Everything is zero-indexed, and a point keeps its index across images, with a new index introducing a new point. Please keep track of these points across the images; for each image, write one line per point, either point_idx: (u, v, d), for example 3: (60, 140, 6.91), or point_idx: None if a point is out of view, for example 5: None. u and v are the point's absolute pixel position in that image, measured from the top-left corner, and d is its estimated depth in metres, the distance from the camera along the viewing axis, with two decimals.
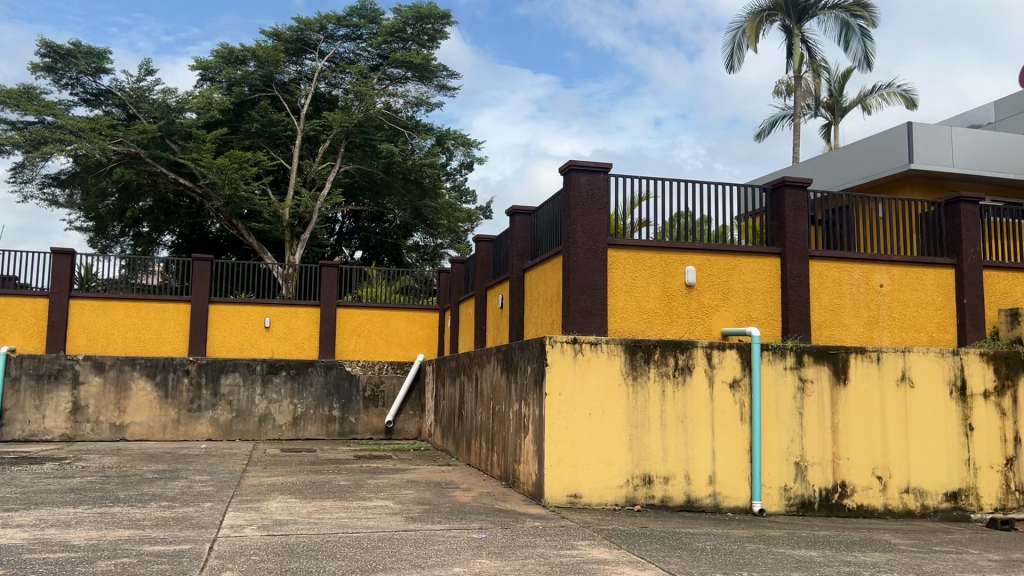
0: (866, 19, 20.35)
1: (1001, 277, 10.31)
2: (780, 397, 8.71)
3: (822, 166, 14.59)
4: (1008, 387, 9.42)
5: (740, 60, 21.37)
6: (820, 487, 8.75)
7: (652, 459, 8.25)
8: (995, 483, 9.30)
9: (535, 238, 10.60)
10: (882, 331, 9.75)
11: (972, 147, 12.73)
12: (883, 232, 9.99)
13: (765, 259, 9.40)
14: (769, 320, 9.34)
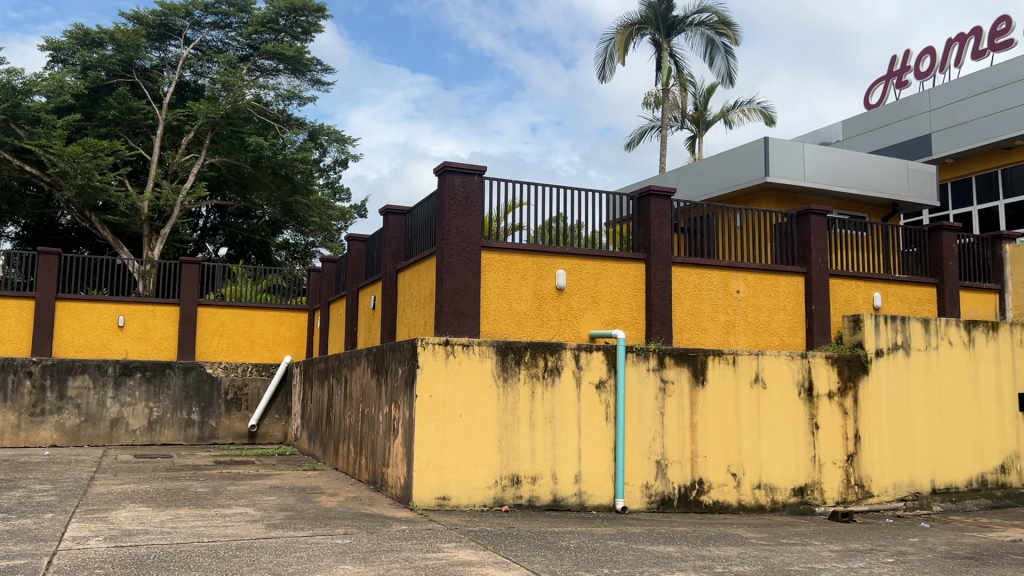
0: (729, 37, 21.38)
1: (845, 285, 11.04)
2: (644, 398, 8.99)
3: (687, 176, 15.17)
4: (850, 388, 10.11)
5: (612, 70, 21.95)
6: (680, 484, 9.09)
7: (520, 460, 8.33)
8: (837, 478, 9.95)
9: (408, 239, 10.52)
10: (738, 335, 10.25)
11: (823, 163, 13.57)
12: (741, 241, 10.50)
13: (632, 264, 9.69)
14: (635, 323, 9.62)
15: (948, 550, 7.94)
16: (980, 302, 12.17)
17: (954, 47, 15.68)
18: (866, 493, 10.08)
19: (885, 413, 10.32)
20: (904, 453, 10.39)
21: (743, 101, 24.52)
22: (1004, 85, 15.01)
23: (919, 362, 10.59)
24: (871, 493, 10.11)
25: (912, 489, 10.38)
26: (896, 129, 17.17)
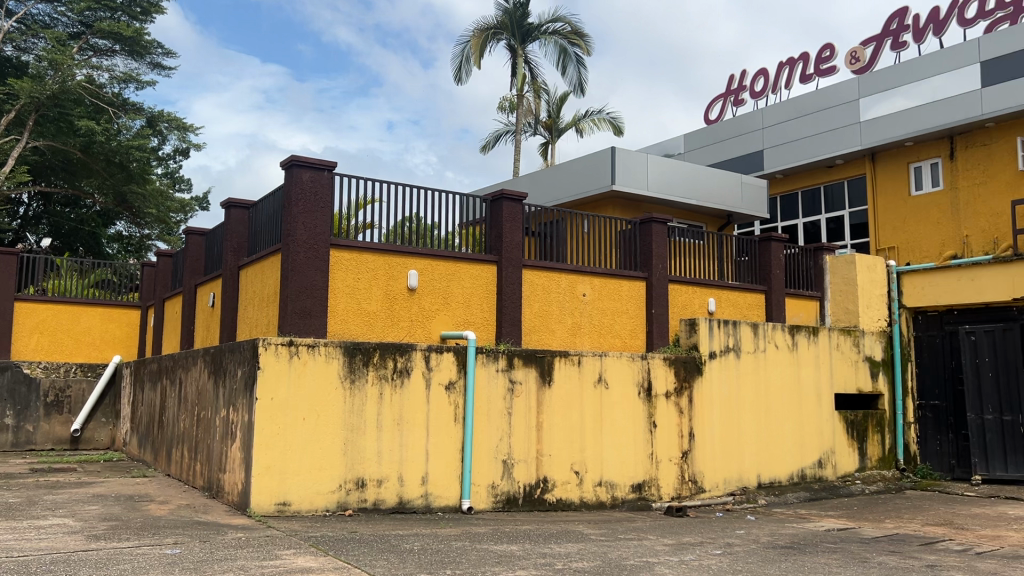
0: (581, 48, 21.98)
1: (683, 291, 11.59)
2: (491, 399, 9.06)
3: (538, 181, 15.45)
4: (686, 388, 10.61)
5: (467, 73, 22.03)
6: (524, 483, 9.22)
7: (365, 463, 8.18)
8: (673, 474, 10.42)
9: (252, 234, 10.12)
10: (583, 337, 10.54)
11: (665, 174, 14.18)
12: (588, 246, 10.79)
13: (483, 266, 9.74)
14: (485, 325, 9.68)
15: (770, 540, 8.49)
16: (803, 308, 13.05)
17: (785, 69, 16.72)
18: (698, 488, 10.60)
19: (716, 412, 10.90)
20: (733, 450, 11.01)
21: (594, 111, 25.26)
22: (828, 108, 15.78)
23: (749, 363, 11.28)
24: (703, 488, 10.65)
25: (740, 483, 11.02)
26: (731, 145, 17.73)
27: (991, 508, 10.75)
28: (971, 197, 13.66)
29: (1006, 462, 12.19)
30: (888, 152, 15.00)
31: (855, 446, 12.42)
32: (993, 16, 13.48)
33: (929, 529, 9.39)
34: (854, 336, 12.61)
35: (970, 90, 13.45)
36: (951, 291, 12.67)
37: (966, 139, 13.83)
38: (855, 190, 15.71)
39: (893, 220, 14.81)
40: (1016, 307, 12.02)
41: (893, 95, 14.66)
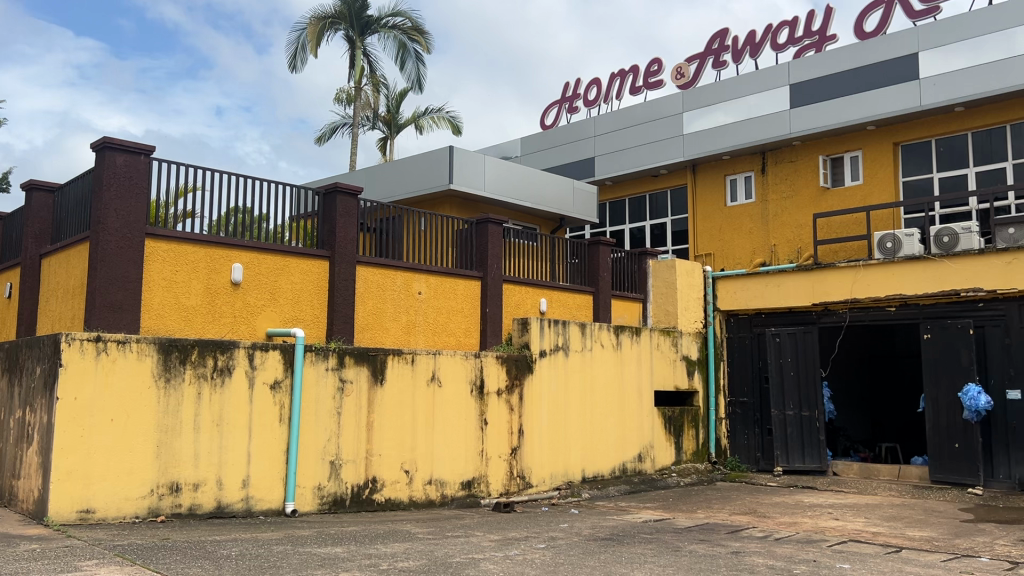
0: (421, 44, 21.91)
1: (516, 291, 11.79)
2: (319, 399, 8.82)
3: (374, 176, 15.25)
4: (517, 386, 10.80)
5: (302, 61, 21.39)
6: (352, 483, 9.04)
7: (181, 466, 7.75)
8: (501, 471, 10.57)
9: (57, 220, 9.33)
10: (417, 335, 10.49)
11: (502, 175, 14.38)
12: (423, 244, 10.74)
13: (314, 261, 9.46)
14: (315, 322, 9.41)
15: (591, 533, 8.80)
16: (627, 309, 13.63)
17: (616, 81, 17.36)
18: (526, 483, 10.82)
19: (545, 410, 11.16)
20: (560, 446, 11.33)
21: (433, 109, 25.23)
22: (655, 120, 16.44)
23: (576, 362, 11.64)
24: (530, 484, 10.87)
25: (565, 478, 11.35)
26: (564, 151, 18.10)
27: (789, 496, 11.67)
28: (779, 210, 14.79)
29: (803, 454, 13.09)
30: (708, 164, 15.91)
31: (672, 440, 13.13)
32: (801, 43, 14.62)
33: (735, 517, 10.06)
34: (673, 336, 13.36)
35: (781, 109, 14.48)
36: (759, 295, 13.62)
37: (776, 156, 14.94)
38: (677, 199, 16.58)
39: (711, 229, 15.75)
40: (815, 312, 13.09)
41: (714, 110, 15.48)
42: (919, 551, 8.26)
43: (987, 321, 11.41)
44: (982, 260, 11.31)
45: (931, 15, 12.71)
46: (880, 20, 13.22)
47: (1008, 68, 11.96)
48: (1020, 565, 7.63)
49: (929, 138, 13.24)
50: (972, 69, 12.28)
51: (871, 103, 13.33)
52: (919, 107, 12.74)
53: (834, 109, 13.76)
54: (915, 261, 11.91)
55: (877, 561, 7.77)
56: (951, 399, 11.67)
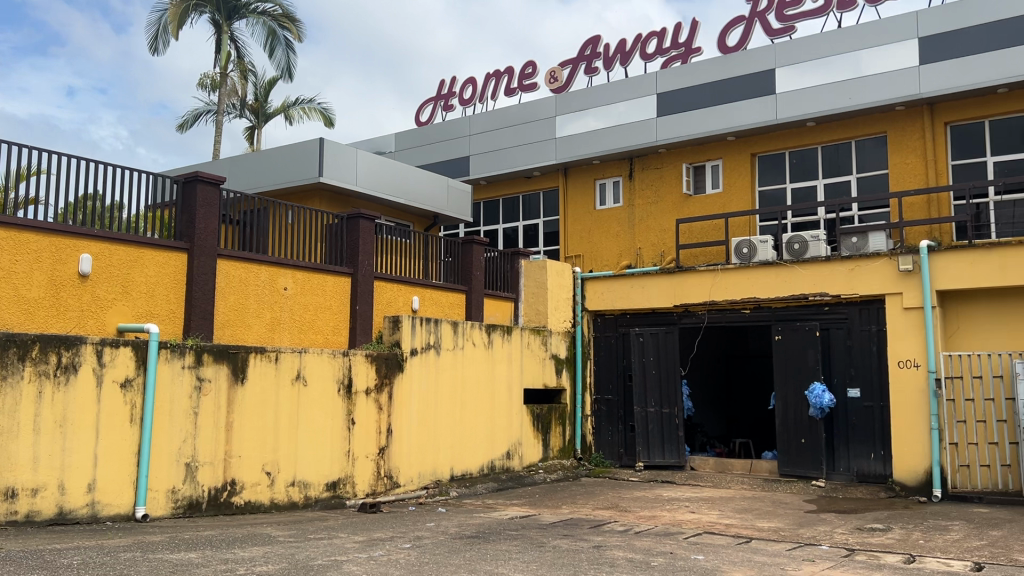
0: (292, 32, 21.29)
1: (388, 288, 11.63)
2: (174, 398, 8.40)
3: (240, 167, 14.70)
4: (386, 385, 10.66)
5: (164, 43, 20.34)
6: (209, 486, 8.66)
7: (18, 470, 7.18)
8: (368, 471, 10.40)
9: None
10: (283, 332, 10.18)
11: (373, 170, 14.16)
12: (291, 238, 10.43)
13: (171, 253, 8.99)
14: (171, 317, 8.95)
15: (457, 531, 8.80)
16: (499, 309, 13.72)
17: (492, 81, 17.46)
18: (393, 483, 10.69)
19: (414, 409, 11.07)
20: (429, 446, 11.26)
21: (304, 100, 24.58)
22: (529, 122, 16.59)
23: (447, 361, 11.61)
24: (398, 483, 10.76)
25: (434, 477, 11.29)
26: (438, 149, 18.00)
27: (649, 491, 12.07)
28: (645, 215, 15.27)
29: (663, 450, 13.53)
30: (579, 168, 16.23)
31: (539, 437, 13.33)
32: (668, 54, 15.15)
33: (598, 512, 10.32)
34: (543, 336, 13.56)
35: (649, 116, 14.95)
36: (625, 296, 14.00)
37: (643, 162, 15.43)
38: (549, 201, 16.84)
39: (581, 232, 16.09)
40: (676, 313, 13.58)
41: (585, 115, 15.77)
42: (767, 540, 8.73)
43: (831, 324, 12.20)
44: (828, 267, 12.08)
45: (787, 34, 13.45)
46: (741, 36, 13.88)
47: (853, 88, 12.81)
48: (856, 551, 8.21)
49: (783, 150, 14.02)
50: (822, 87, 13.10)
51: (731, 114, 13.98)
52: (774, 120, 13.47)
53: (698, 119, 14.33)
54: (769, 266, 12.59)
55: (728, 551, 8.16)
56: (798, 397, 12.40)
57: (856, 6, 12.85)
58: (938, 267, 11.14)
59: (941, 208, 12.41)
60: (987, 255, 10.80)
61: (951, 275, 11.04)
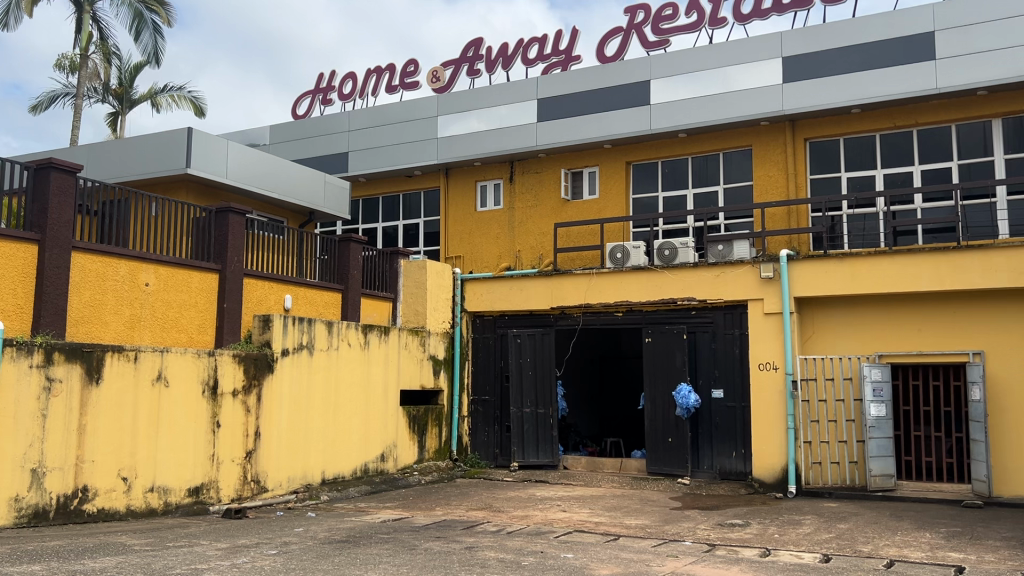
0: (161, 16, 20.30)
1: (258, 285, 11.26)
2: (20, 400, 7.82)
3: (98, 155, 13.86)
4: (254, 386, 10.31)
5: (16, 19, 18.96)
6: (58, 494, 8.11)
7: None
8: (234, 475, 10.03)
9: None
10: (143, 331, 9.67)
11: (246, 163, 13.68)
12: (154, 231, 9.93)
13: (20, 245, 8.36)
14: (18, 313, 8.31)
15: (326, 536, 8.61)
16: (376, 309, 13.53)
17: (372, 78, 17.18)
18: (260, 488, 10.36)
19: (284, 411, 10.76)
20: (299, 448, 10.96)
21: (173, 87, 23.48)
22: (410, 121, 16.40)
23: (320, 361, 11.34)
24: (265, 488, 10.43)
25: (304, 481, 11.01)
26: (315, 143, 17.54)
27: (522, 491, 12.21)
28: (524, 218, 15.43)
29: (537, 450, 13.70)
30: (460, 169, 16.22)
31: (415, 439, 13.23)
32: (549, 61, 15.37)
33: (471, 513, 10.34)
34: (421, 336, 13.47)
35: (529, 121, 15.10)
36: (502, 297, 14.07)
37: (523, 165, 15.58)
38: (430, 201, 16.76)
39: (461, 233, 16.09)
40: (553, 315, 13.79)
41: (467, 117, 15.73)
42: (634, 537, 8.99)
43: (698, 327, 12.68)
44: (696, 272, 12.56)
45: (662, 48, 13.90)
46: (619, 47, 14.24)
47: (722, 103, 13.39)
48: (716, 546, 8.57)
49: (656, 159, 14.49)
50: (694, 100, 13.62)
51: (608, 123, 14.32)
52: (648, 130, 13.90)
53: (577, 126, 14.59)
54: (641, 270, 12.97)
55: (597, 549, 8.34)
56: (666, 398, 12.81)
57: (726, 24, 13.42)
58: (796, 276, 11.82)
59: (799, 220, 13.13)
60: (839, 265, 11.54)
61: (808, 283, 11.73)
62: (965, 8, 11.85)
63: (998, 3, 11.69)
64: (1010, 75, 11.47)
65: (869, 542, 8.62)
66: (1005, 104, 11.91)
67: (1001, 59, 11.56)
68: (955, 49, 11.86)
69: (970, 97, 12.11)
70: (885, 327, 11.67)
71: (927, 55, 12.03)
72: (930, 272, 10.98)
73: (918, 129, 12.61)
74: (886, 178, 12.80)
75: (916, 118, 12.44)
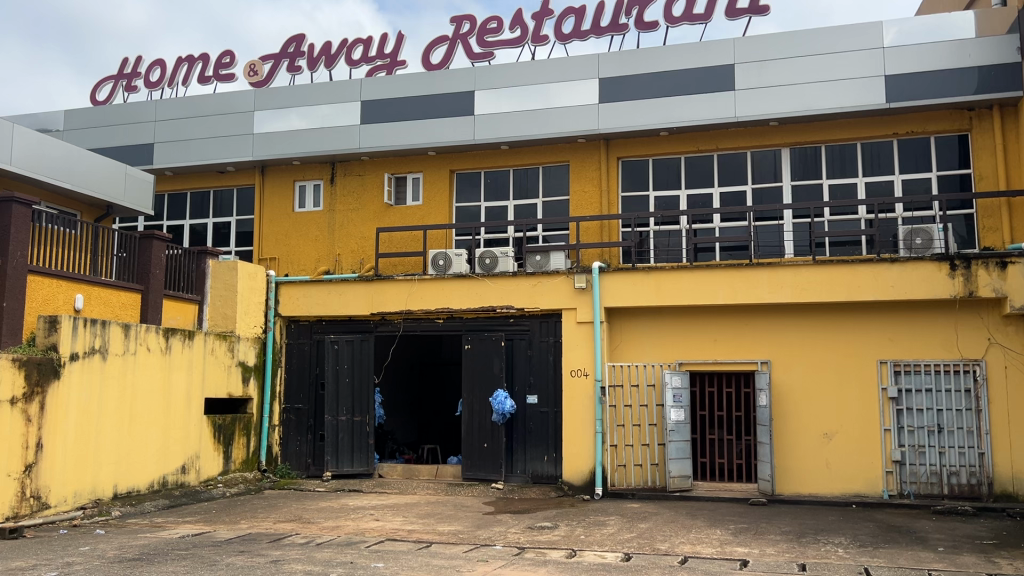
0: None
1: (44, 284, 10.34)
2: None
3: None
4: (37, 394, 9.41)
5: None
6: None
7: None
8: (10, 491, 9.05)
9: None
10: None
11: (34, 150, 12.52)
12: None
13: None
14: None
15: (116, 555, 8.00)
16: (181, 311, 12.74)
17: (183, 67, 16.25)
18: (41, 505, 9.45)
19: (71, 420, 9.93)
20: (86, 461, 10.14)
21: None
22: (224, 114, 15.57)
23: (114, 367, 10.58)
24: (47, 505, 9.53)
25: (92, 496, 10.18)
26: (116, 132, 16.29)
27: (334, 501, 11.92)
28: (344, 221, 15.15)
29: (352, 457, 13.45)
30: (277, 167, 15.66)
31: (220, 450, 12.64)
32: (374, 63, 15.19)
33: (278, 525, 9.97)
34: (229, 341, 12.89)
35: (351, 122, 14.78)
36: (320, 302, 13.69)
37: (344, 168, 15.28)
38: (243, 199, 16.08)
39: (277, 233, 15.53)
40: (373, 321, 13.57)
41: (288, 114, 15.17)
42: (445, 544, 9.02)
43: (515, 335, 12.93)
44: (514, 281, 12.80)
45: (487, 60, 14.13)
46: (444, 55, 14.31)
47: (543, 118, 13.76)
48: (525, 550, 8.76)
49: (479, 169, 14.68)
50: (516, 113, 13.91)
51: (431, 130, 14.31)
52: (472, 140, 14.05)
53: (401, 131, 14.47)
54: (461, 278, 13.05)
55: (408, 557, 8.30)
56: (483, 404, 12.96)
57: (548, 42, 13.84)
58: (607, 286, 12.35)
59: (610, 234, 13.75)
60: (645, 277, 12.19)
61: (617, 294, 12.30)
62: (761, 45, 12.88)
63: (790, 43, 12.78)
64: (798, 109, 12.60)
65: (666, 540, 9.14)
66: (793, 135, 13.08)
67: (791, 94, 12.68)
68: (752, 82, 12.87)
69: (763, 127, 13.19)
70: (685, 337, 12.42)
71: (728, 86, 12.98)
72: (726, 286, 11.84)
73: (718, 153, 13.58)
74: (689, 199, 13.68)
75: (717, 143, 13.39)
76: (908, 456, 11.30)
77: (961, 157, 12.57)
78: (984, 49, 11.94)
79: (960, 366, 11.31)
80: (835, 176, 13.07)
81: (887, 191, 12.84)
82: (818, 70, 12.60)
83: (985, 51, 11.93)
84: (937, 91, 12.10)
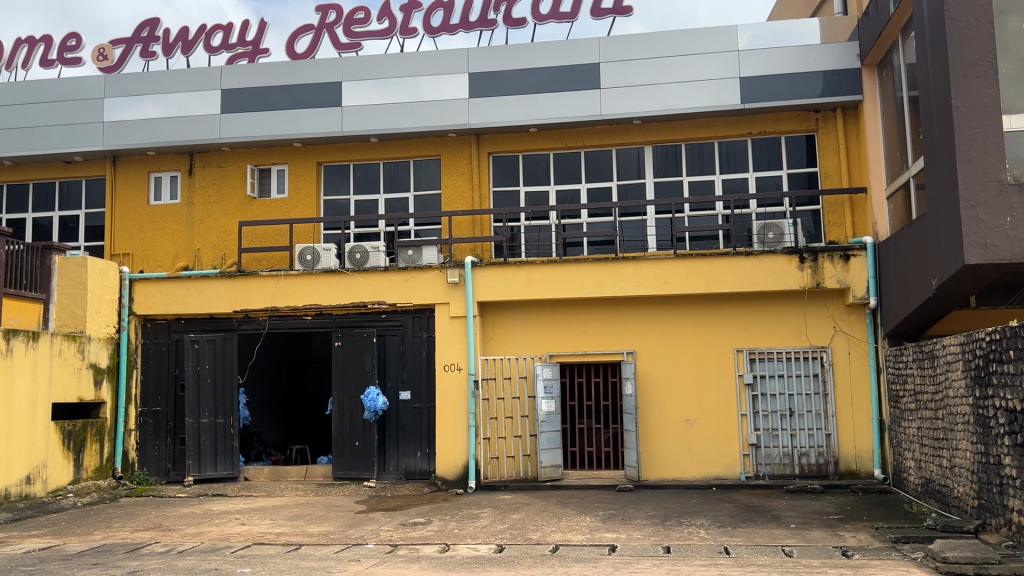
0: None
1: None
2: None
3: None
4: None
5: None
6: None
7: None
8: None
9: None
10: None
11: None
12: None
13: None
14: None
15: None
16: (23, 310, 11.72)
17: (23, 49, 15.12)
18: None
19: None
20: None
21: None
22: (69, 99, 14.56)
23: None
24: None
25: None
26: None
27: (197, 506, 11.43)
28: (204, 215, 14.52)
29: (216, 461, 12.90)
30: (129, 157, 14.84)
31: (70, 457, 11.91)
32: (234, 50, 14.63)
33: (136, 535, 9.47)
34: (79, 342, 12.18)
35: (211, 111, 14.16)
36: (177, 299, 13.08)
37: (203, 159, 14.64)
38: (93, 190, 15.17)
39: (131, 228, 14.71)
40: (236, 318, 13.08)
41: (141, 101, 14.32)
42: (316, 545, 8.82)
43: (387, 330, 12.77)
44: (385, 276, 12.65)
45: (354, 51, 13.87)
46: (309, 45, 13.93)
47: (413, 111, 13.64)
48: (397, 547, 8.70)
49: (348, 162, 14.43)
50: (385, 105, 13.72)
51: (297, 121, 13.92)
52: (340, 132, 13.76)
53: (264, 121, 14.00)
54: (331, 273, 12.77)
55: (277, 561, 8.08)
56: (354, 402, 12.72)
57: (416, 34, 13.72)
58: (479, 281, 12.41)
59: (483, 228, 13.78)
60: (516, 271, 12.33)
61: (489, 288, 12.38)
62: (624, 45, 13.23)
63: (651, 43, 13.19)
64: (659, 108, 13.05)
65: (538, 530, 9.28)
66: (656, 134, 13.53)
67: (652, 93, 13.11)
68: (616, 80, 13.21)
69: (629, 125, 13.58)
70: (555, 330, 12.64)
71: (594, 84, 13.28)
72: (593, 279, 12.14)
73: (584, 150, 13.91)
74: (558, 194, 13.97)
75: (583, 140, 13.71)
76: (763, 439, 11.93)
77: (808, 157, 13.37)
78: (829, 54, 12.69)
79: (809, 353, 12.03)
80: (694, 173, 13.63)
81: (742, 187, 13.51)
82: (679, 71, 13.07)
83: (830, 56, 12.69)
84: (787, 92, 12.80)
